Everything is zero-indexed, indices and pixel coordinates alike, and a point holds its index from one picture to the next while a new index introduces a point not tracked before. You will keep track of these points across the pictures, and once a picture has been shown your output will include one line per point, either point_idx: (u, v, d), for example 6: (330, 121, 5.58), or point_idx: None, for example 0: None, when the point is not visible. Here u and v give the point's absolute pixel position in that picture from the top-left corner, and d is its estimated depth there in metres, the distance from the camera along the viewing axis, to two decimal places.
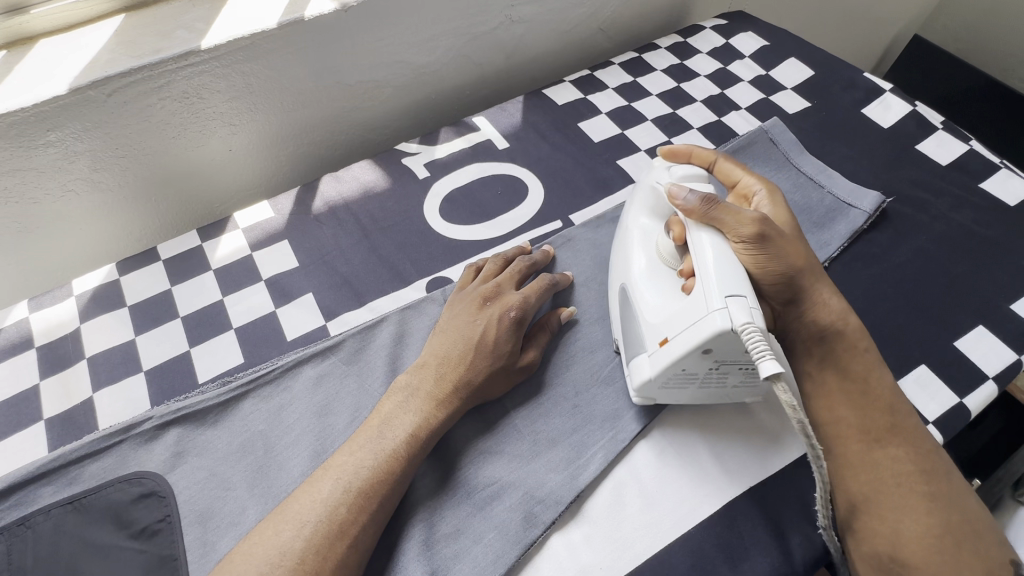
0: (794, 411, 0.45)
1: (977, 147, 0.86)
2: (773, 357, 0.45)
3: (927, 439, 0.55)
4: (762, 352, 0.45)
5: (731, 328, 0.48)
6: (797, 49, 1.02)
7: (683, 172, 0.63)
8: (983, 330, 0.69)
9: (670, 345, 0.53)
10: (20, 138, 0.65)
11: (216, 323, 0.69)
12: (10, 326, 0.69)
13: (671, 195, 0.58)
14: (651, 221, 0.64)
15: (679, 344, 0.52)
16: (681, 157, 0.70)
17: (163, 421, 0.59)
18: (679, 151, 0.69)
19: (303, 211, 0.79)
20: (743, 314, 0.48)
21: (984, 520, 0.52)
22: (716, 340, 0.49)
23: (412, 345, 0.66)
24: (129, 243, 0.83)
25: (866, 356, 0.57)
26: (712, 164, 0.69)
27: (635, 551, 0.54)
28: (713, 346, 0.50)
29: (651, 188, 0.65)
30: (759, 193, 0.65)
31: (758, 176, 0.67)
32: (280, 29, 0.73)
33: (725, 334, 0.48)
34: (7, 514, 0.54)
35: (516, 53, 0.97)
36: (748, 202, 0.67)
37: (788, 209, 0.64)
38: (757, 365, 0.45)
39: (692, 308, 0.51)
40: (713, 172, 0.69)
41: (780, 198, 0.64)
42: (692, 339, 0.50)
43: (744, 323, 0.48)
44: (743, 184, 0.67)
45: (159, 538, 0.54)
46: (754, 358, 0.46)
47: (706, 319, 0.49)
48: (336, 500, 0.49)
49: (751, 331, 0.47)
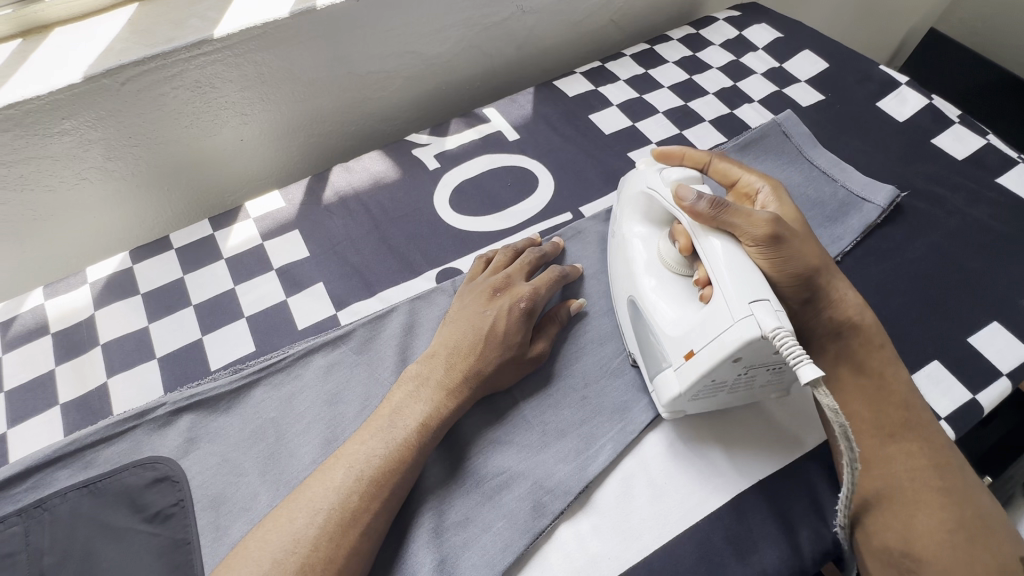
0: (839, 418, 0.43)
1: (994, 141, 0.85)
2: (809, 360, 0.45)
3: (941, 436, 0.55)
4: (798, 355, 0.45)
5: (759, 334, 0.47)
6: (811, 40, 1.01)
7: (677, 176, 0.60)
8: (997, 326, 0.68)
9: (693, 354, 0.53)
10: (35, 127, 0.66)
11: (228, 311, 0.70)
12: (25, 312, 0.70)
13: (678, 199, 0.57)
14: (645, 227, 0.65)
15: (707, 357, 0.51)
16: (673, 159, 0.69)
17: (176, 407, 0.60)
18: (671, 153, 0.68)
19: (314, 201, 0.80)
20: (770, 317, 0.48)
21: (1000, 522, 0.52)
22: (745, 348, 0.48)
23: (422, 335, 0.66)
24: (142, 232, 0.84)
25: (882, 351, 0.58)
26: (706, 165, 0.68)
27: (643, 542, 0.54)
28: (743, 354, 0.49)
29: (641, 195, 0.64)
30: (763, 190, 0.65)
31: (758, 173, 0.67)
32: (291, 19, 0.73)
33: (755, 341, 0.48)
34: (24, 497, 0.55)
35: (528, 44, 0.97)
36: (750, 200, 0.66)
37: (794, 205, 0.64)
38: (797, 370, 0.45)
39: (714, 318, 0.51)
40: (708, 173, 0.68)
41: (785, 195, 0.64)
42: (720, 351, 0.50)
43: (774, 328, 0.47)
44: (743, 181, 0.66)
45: (172, 522, 0.54)
46: (791, 363, 0.45)
47: (733, 328, 0.49)
48: (349, 488, 0.50)
49: (782, 335, 0.47)
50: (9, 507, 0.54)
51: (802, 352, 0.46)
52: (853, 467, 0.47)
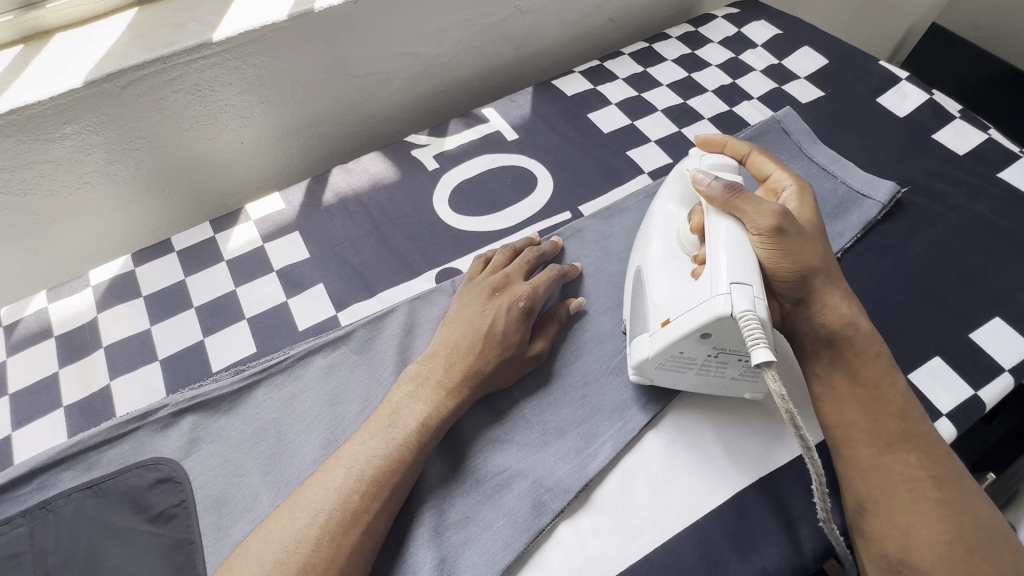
0: (783, 401, 0.46)
1: (995, 136, 0.85)
2: (766, 345, 0.46)
3: (941, 445, 0.54)
4: (755, 338, 0.46)
5: (729, 312, 0.48)
6: (810, 36, 1.01)
7: (712, 163, 0.62)
8: (999, 321, 0.68)
9: (668, 323, 0.54)
10: (36, 131, 0.66)
11: (229, 312, 0.70)
12: (29, 315, 0.71)
13: (696, 182, 0.58)
14: (679, 208, 0.64)
15: (678, 326, 0.52)
16: (715, 147, 0.70)
17: (179, 408, 0.60)
18: (713, 140, 0.70)
19: (314, 203, 0.80)
20: (745, 300, 0.49)
21: (1000, 530, 0.51)
22: (714, 324, 0.49)
23: (421, 335, 0.67)
24: (143, 235, 0.84)
25: (876, 360, 0.57)
26: (745, 156, 0.68)
27: (644, 540, 0.54)
28: (711, 331, 0.50)
29: (682, 176, 0.64)
30: (788, 189, 0.64)
31: (792, 172, 0.66)
32: (289, 21, 0.74)
33: (724, 319, 0.49)
34: (28, 498, 0.55)
35: (526, 44, 0.97)
36: (776, 197, 0.66)
37: (816, 207, 0.63)
38: (751, 351, 0.46)
39: (696, 292, 0.52)
40: (745, 165, 0.69)
41: (810, 196, 0.63)
42: (691, 322, 0.51)
43: (744, 310, 0.48)
44: (773, 178, 0.66)
45: (175, 522, 0.55)
46: (748, 344, 0.47)
47: (707, 302, 0.50)
48: (348, 489, 0.50)
49: (749, 318, 0.47)
50: (14, 508, 0.55)
51: (764, 337, 0.47)
52: (811, 458, 0.47)
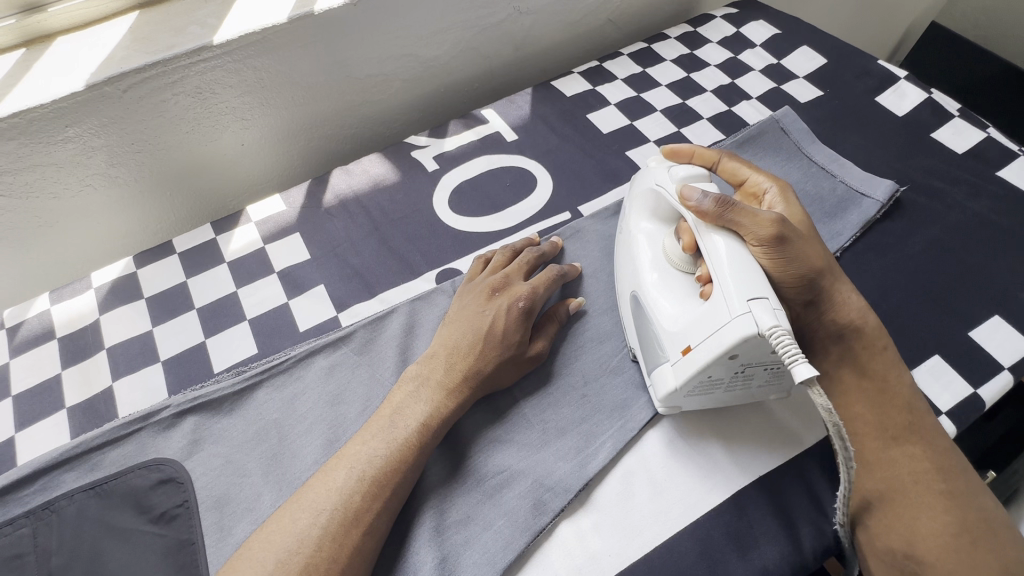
0: (830, 415, 0.46)
1: (994, 136, 0.85)
2: (805, 359, 0.46)
3: (945, 438, 0.55)
4: (793, 355, 0.46)
5: (757, 331, 0.48)
6: (809, 36, 1.01)
7: (684, 174, 0.60)
8: (998, 320, 0.68)
9: (690, 350, 0.53)
10: (39, 135, 0.67)
11: (229, 314, 0.71)
12: (32, 317, 0.71)
13: (684, 198, 0.57)
14: (661, 219, 0.64)
15: (694, 345, 0.52)
16: (683, 157, 0.68)
17: (181, 409, 0.61)
18: (680, 150, 0.68)
19: (314, 204, 0.80)
20: (767, 315, 0.49)
21: (1005, 522, 0.52)
22: (742, 345, 0.49)
23: (422, 335, 0.67)
24: (144, 237, 0.85)
25: (884, 353, 0.57)
26: (715, 163, 0.68)
27: (643, 539, 0.55)
28: (739, 351, 0.50)
29: (649, 191, 0.64)
30: (770, 190, 0.65)
31: (766, 173, 0.67)
32: (290, 24, 0.74)
33: (752, 338, 0.48)
34: (32, 499, 0.56)
35: (525, 45, 0.97)
36: (757, 200, 0.66)
37: (801, 207, 0.63)
38: (792, 369, 0.46)
39: (713, 314, 0.52)
40: (716, 172, 0.68)
41: (792, 196, 0.64)
42: (716, 347, 0.50)
43: (771, 327, 0.48)
44: (751, 181, 0.67)
45: (177, 522, 0.55)
46: (788, 363, 0.46)
47: (730, 325, 0.49)
48: (351, 489, 0.50)
49: (779, 334, 0.47)
50: (17, 509, 0.55)
51: (799, 352, 0.47)
52: (849, 464, 0.48)
